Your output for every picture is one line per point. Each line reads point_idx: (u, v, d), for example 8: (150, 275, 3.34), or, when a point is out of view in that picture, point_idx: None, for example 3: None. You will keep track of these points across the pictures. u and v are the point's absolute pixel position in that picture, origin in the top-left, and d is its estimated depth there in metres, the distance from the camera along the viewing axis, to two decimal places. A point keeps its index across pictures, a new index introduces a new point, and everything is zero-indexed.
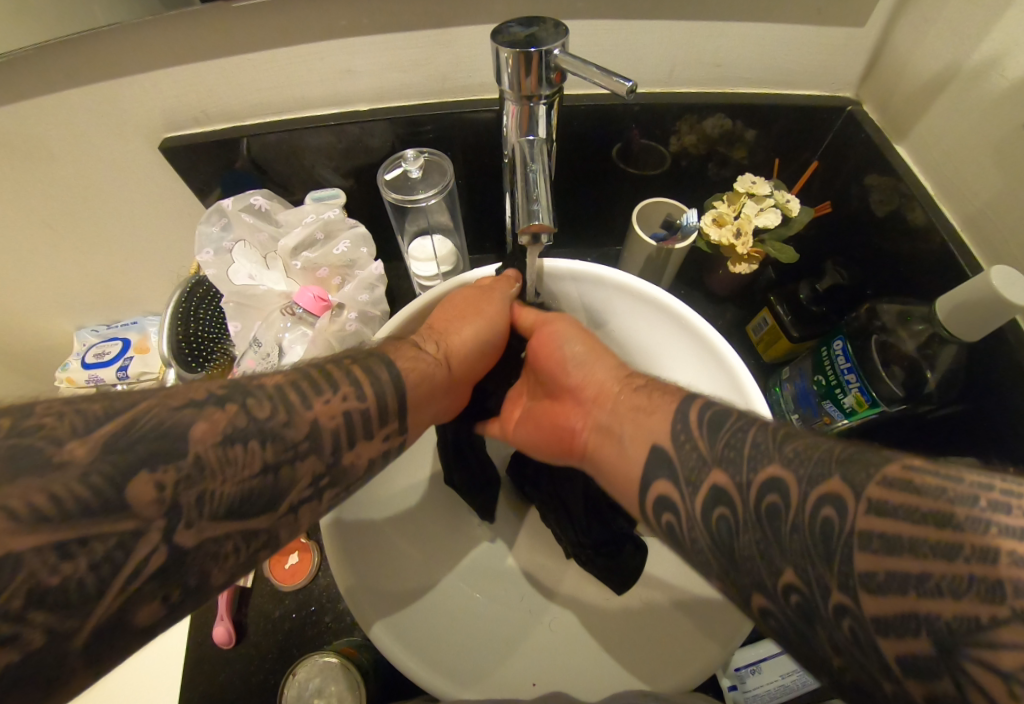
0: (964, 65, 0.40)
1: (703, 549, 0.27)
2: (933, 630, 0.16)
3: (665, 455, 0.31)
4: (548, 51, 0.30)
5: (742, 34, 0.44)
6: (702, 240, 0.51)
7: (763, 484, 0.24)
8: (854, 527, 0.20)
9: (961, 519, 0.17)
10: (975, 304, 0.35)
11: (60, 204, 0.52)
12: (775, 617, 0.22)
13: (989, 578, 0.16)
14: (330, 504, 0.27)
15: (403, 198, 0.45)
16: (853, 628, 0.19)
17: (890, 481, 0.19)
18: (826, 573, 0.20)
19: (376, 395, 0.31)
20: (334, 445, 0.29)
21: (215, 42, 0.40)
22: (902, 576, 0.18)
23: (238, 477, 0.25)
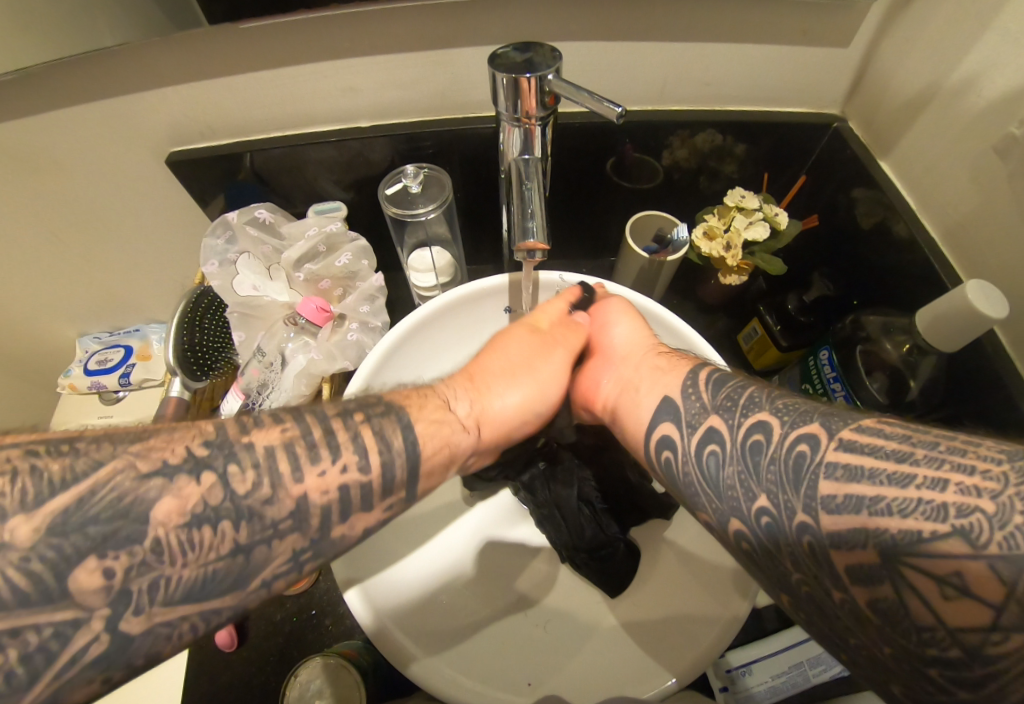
0: (942, 86, 0.42)
1: (693, 484, 0.28)
2: (882, 543, 0.19)
3: (674, 402, 0.32)
4: (542, 76, 0.31)
5: (730, 55, 0.46)
6: (694, 252, 0.52)
7: (751, 424, 0.27)
8: (823, 458, 0.22)
9: (920, 458, 0.20)
10: (953, 316, 0.36)
11: (66, 215, 0.53)
12: (748, 542, 0.25)
13: (936, 501, 0.18)
14: (324, 532, 0.27)
15: (403, 211, 0.47)
16: (811, 546, 0.22)
17: (864, 429, 0.22)
18: (794, 498, 0.23)
19: (384, 466, 0.28)
20: (324, 521, 0.26)
21: (222, 60, 0.41)
22: (857, 497, 0.20)
23: (201, 558, 0.23)
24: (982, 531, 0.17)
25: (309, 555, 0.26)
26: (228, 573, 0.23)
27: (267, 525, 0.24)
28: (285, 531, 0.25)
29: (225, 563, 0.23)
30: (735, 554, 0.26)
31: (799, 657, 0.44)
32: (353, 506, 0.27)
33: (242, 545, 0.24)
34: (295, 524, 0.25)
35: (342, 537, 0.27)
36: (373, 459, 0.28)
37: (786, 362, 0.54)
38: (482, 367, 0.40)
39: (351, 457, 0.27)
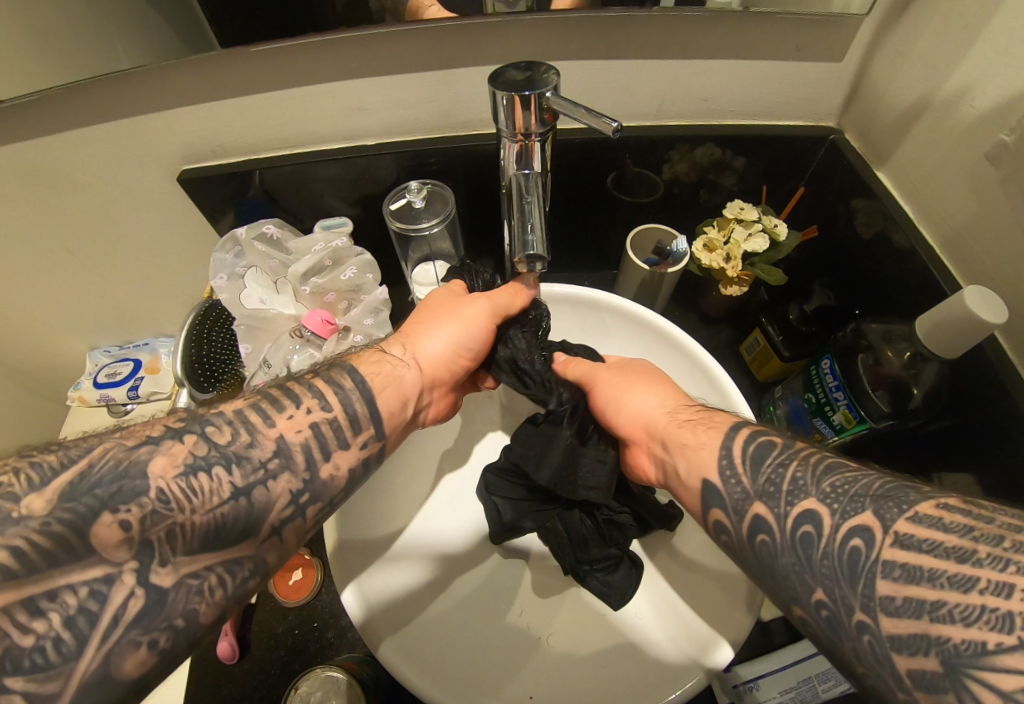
0: (936, 97, 0.43)
1: (754, 571, 0.28)
2: (944, 651, 0.19)
3: (715, 489, 0.31)
4: (541, 94, 0.32)
5: (727, 71, 0.47)
6: (694, 263, 0.53)
7: (799, 513, 0.26)
8: (879, 557, 0.22)
9: (981, 556, 0.20)
10: (952, 322, 0.36)
11: (80, 232, 0.54)
12: (814, 631, 0.24)
13: (1000, 609, 0.18)
14: (314, 472, 0.29)
15: (407, 226, 0.48)
16: (871, 643, 0.21)
17: (918, 517, 0.22)
18: (852, 595, 0.22)
19: (343, 404, 0.32)
20: (307, 459, 0.29)
21: (233, 82, 0.43)
22: (919, 601, 0.20)
23: (207, 506, 0.25)
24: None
25: (309, 497, 0.29)
26: (234, 523, 0.26)
27: (258, 463, 0.28)
28: (277, 468, 0.28)
29: (231, 506, 0.26)
30: (803, 638, 0.26)
31: (808, 672, 0.44)
32: (330, 441, 0.31)
33: (240, 487, 0.27)
34: (283, 462, 0.28)
35: (331, 477, 0.30)
36: (333, 398, 0.32)
37: (789, 372, 0.54)
38: (411, 325, 0.42)
39: (312, 401, 0.31)
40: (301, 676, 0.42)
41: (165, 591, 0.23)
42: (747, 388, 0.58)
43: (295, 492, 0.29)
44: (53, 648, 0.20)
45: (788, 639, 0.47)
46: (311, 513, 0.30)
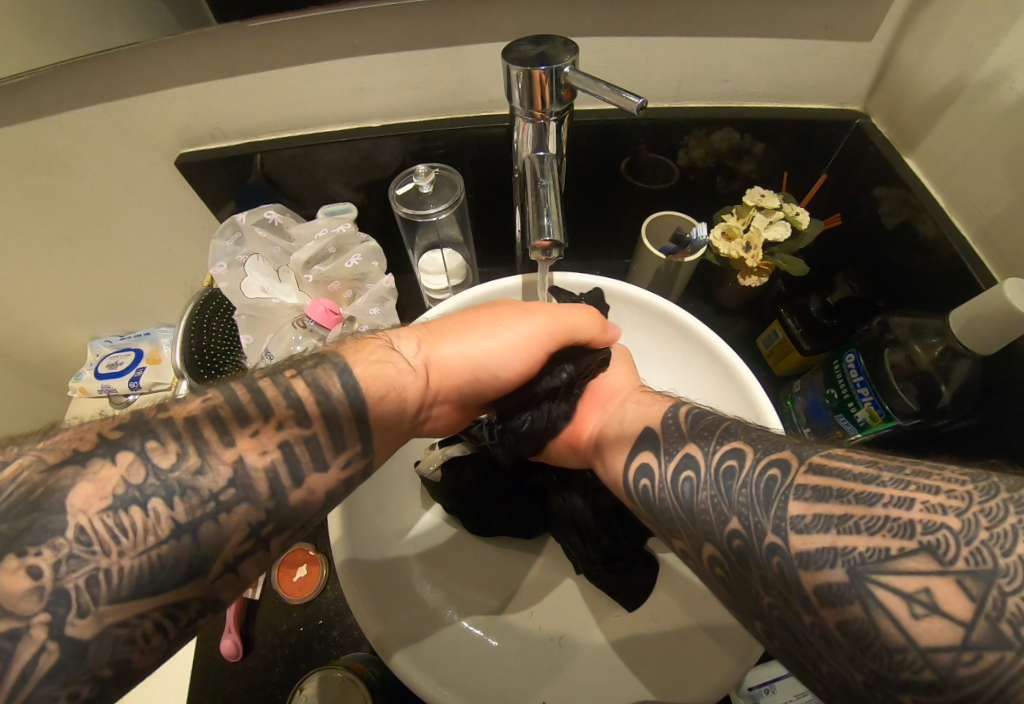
0: (972, 79, 0.40)
1: (670, 507, 0.27)
2: (849, 560, 0.18)
3: (654, 432, 0.32)
4: (558, 69, 0.30)
5: (750, 50, 0.45)
6: (711, 252, 0.51)
7: (726, 450, 0.25)
8: (793, 482, 0.21)
9: (887, 480, 0.19)
10: (990, 317, 0.34)
11: (77, 219, 0.53)
12: (724, 568, 0.23)
13: (902, 518, 0.18)
14: (278, 499, 0.25)
15: (413, 212, 0.46)
16: (780, 565, 0.20)
17: (832, 454, 0.21)
18: (764, 519, 0.21)
19: (321, 409, 0.27)
20: (271, 486, 0.25)
21: (230, 60, 0.41)
22: (826, 517, 0.19)
23: (140, 546, 0.21)
24: (949, 547, 0.16)
25: (271, 528, 0.25)
26: (178, 557, 0.22)
27: (206, 494, 0.23)
28: (230, 500, 0.23)
29: (171, 544, 0.22)
30: (712, 583, 0.24)
31: None
32: (301, 466, 0.26)
33: (183, 521, 0.22)
34: (238, 491, 0.24)
35: (302, 503, 0.26)
36: (311, 409, 0.27)
37: (808, 366, 0.52)
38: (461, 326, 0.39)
39: (286, 413, 0.26)
40: (307, 676, 0.42)
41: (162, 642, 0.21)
42: (763, 381, 0.56)
43: (253, 525, 0.24)
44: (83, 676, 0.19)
45: None
46: (273, 544, 0.25)
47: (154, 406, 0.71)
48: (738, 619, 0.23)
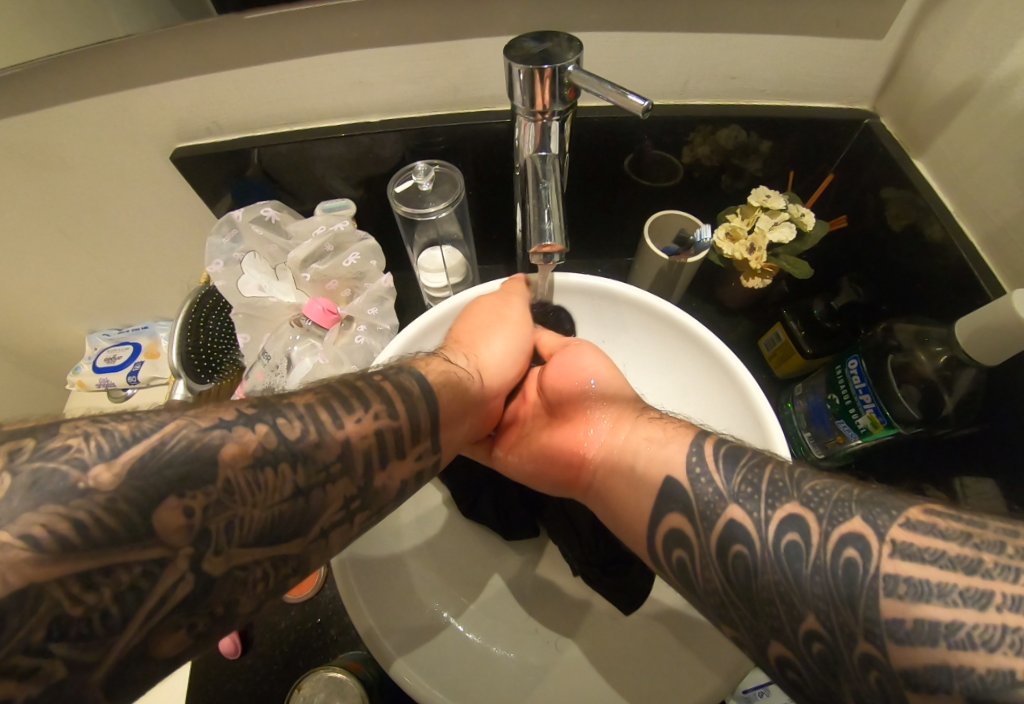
0: (985, 81, 0.39)
1: (720, 588, 0.25)
2: (968, 684, 0.16)
3: (681, 487, 0.29)
4: (561, 68, 0.30)
5: (758, 46, 0.44)
6: (715, 253, 0.50)
7: (781, 521, 0.23)
8: (878, 570, 0.19)
9: (991, 570, 0.17)
10: (997, 327, 0.34)
11: (73, 212, 0.52)
12: (797, 671, 0.21)
13: (1022, 629, 0.15)
14: (368, 479, 0.28)
15: (413, 210, 0.45)
16: (880, 680, 0.18)
17: (913, 523, 0.20)
18: (851, 620, 0.19)
19: (409, 412, 0.30)
20: (364, 468, 0.28)
21: (226, 53, 0.40)
22: (933, 622, 0.17)
23: (267, 501, 0.24)
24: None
25: (358, 503, 0.28)
26: (291, 516, 0.24)
27: None
28: None
29: (289, 503, 0.24)
30: (778, 680, 0.23)
31: None
32: (383, 458, 0.29)
33: None
34: None
35: (383, 486, 0.29)
36: (382, 429, 0.29)
37: (810, 369, 0.52)
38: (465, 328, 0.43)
39: None
40: (304, 675, 0.42)
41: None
42: (764, 384, 0.56)
43: (347, 498, 0.27)
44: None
45: None
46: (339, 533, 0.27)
47: (152, 400, 0.71)
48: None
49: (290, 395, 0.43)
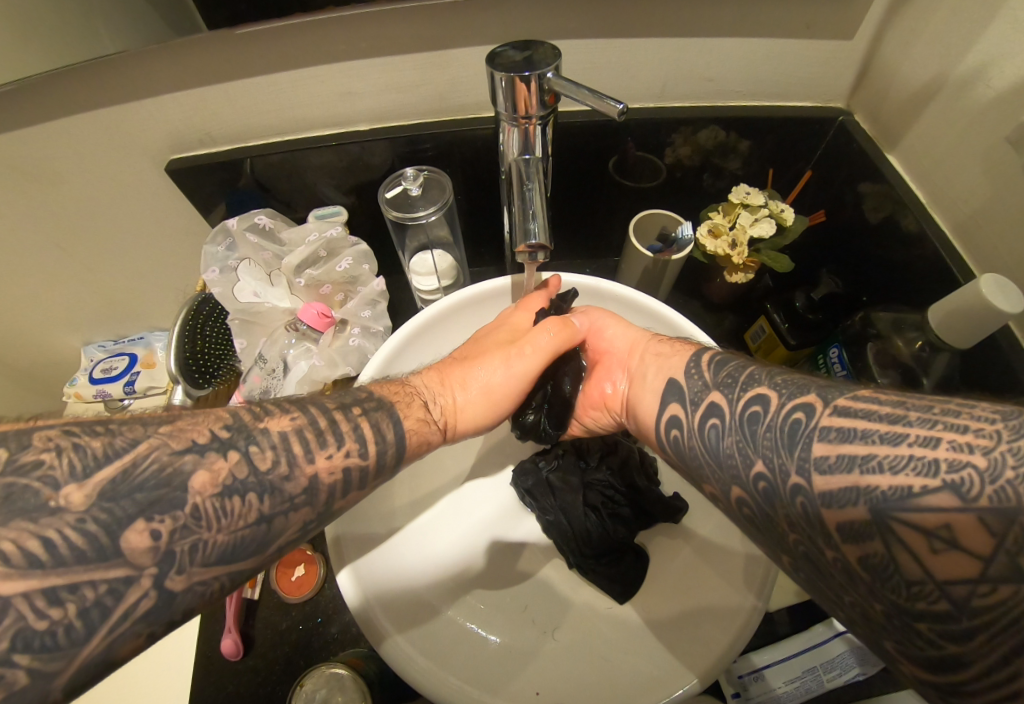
0: (949, 76, 0.41)
1: (698, 454, 0.31)
2: (873, 500, 0.21)
3: (679, 385, 0.34)
4: (541, 74, 0.31)
5: (733, 49, 0.45)
6: (698, 249, 0.51)
7: (750, 397, 0.29)
8: (817, 423, 0.24)
9: (913, 419, 0.21)
10: (965, 312, 0.35)
11: (68, 226, 0.53)
12: (750, 505, 0.27)
13: (928, 458, 0.20)
14: (329, 503, 0.29)
15: (403, 215, 0.46)
16: (804, 504, 0.23)
17: (858, 395, 0.24)
18: (789, 460, 0.25)
19: (377, 455, 0.31)
20: (329, 496, 0.29)
21: (219, 66, 0.41)
22: (851, 457, 0.22)
23: (232, 526, 0.25)
24: (972, 485, 0.19)
25: (316, 525, 0.29)
26: (251, 538, 0.25)
27: (287, 497, 0.27)
28: (300, 503, 0.27)
29: (252, 529, 0.25)
30: (737, 519, 0.28)
31: (814, 661, 0.43)
32: (353, 482, 0.30)
33: (267, 512, 0.26)
34: (308, 498, 0.28)
35: (341, 509, 0.30)
36: (370, 446, 0.31)
37: (794, 361, 0.53)
38: (461, 362, 0.41)
39: (353, 445, 0.30)
40: (305, 672, 0.42)
41: (175, 594, 0.23)
42: None
43: (307, 524, 0.28)
44: (64, 632, 0.19)
45: (794, 629, 0.47)
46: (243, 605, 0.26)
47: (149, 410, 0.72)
48: (763, 550, 0.27)
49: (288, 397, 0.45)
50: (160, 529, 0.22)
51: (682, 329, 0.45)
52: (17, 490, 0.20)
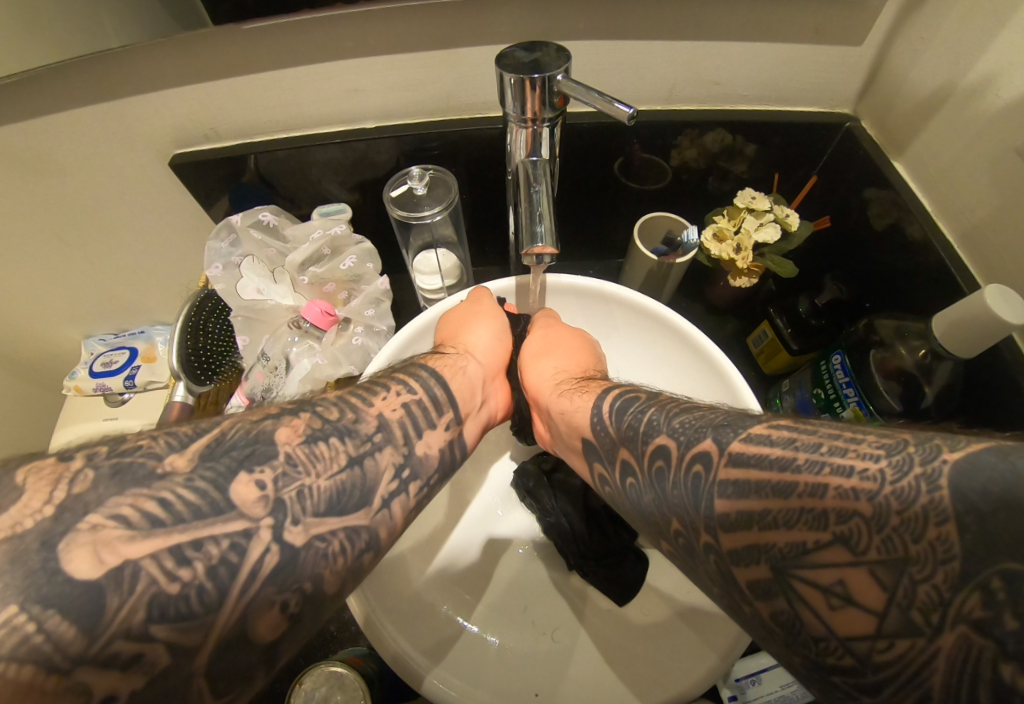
0: (959, 84, 0.41)
1: (629, 511, 0.31)
2: (773, 557, 0.21)
3: (593, 440, 0.35)
4: (551, 76, 0.31)
5: (742, 52, 0.45)
6: (703, 253, 0.51)
7: (655, 449, 0.29)
8: (716, 477, 0.24)
9: (802, 464, 0.22)
10: (970, 321, 0.35)
11: (71, 218, 0.53)
12: (676, 562, 0.27)
13: (818, 510, 0.20)
14: (410, 446, 0.31)
15: (408, 214, 0.46)
16: (716, 560, 0.23)
17: (755, 435, 0.24)
18: (696, 520, 0.25)
19: (421, 388, 0.34)
20: (404, 434, 0.31)
21: (227, 61, 0.41)
22: (751, 512, 0.22)
23: (329, 472, 0.26)
24: (860, 536, 0.19)
25: (408, 472, 0.30)
26: (352, 486, 0.27)
27: (365, 437, 0.29)
28: (381, 442, 0.29)
29: (348, 474, 0.27)
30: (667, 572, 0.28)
31: None
32: (421, 420, 0.32)
33: (354, 455, 0.28)
34: (385, 436, 0.30)
35: (426, 454, 0.31)
36: (415, 383, 0.34)
37: (797, 366, 0.53)
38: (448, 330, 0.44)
39: (396, 386, 0.33)
40: (304, 670, 0.42)
41: (299, 551, 0.24)
42: (753, 381, 0.57)
43: (398, 466, 0.29)
44: (196, 596, 0.21)
45: None
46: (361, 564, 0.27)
47: (150, 404, 0.71)
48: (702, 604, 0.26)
49: (289, 394, 0.44)
50: (264, 480, 0.24)
51: (684, 329, 0.45)
52: (124, 465, 0.22)
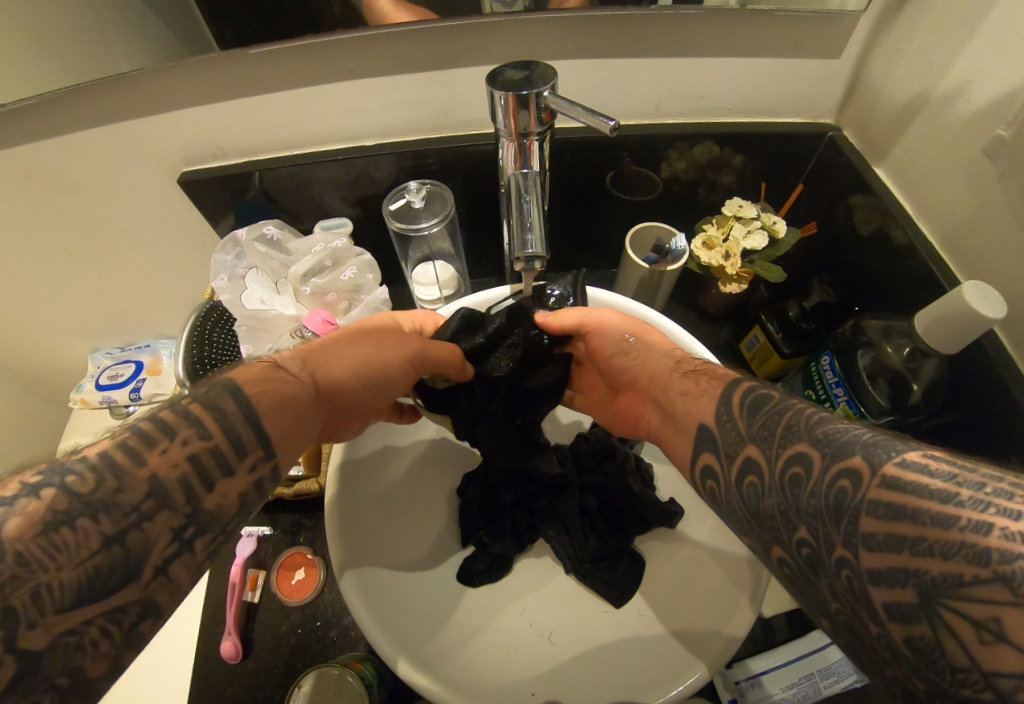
0: (933, 94, 0.43)
1: (736, 511, 0.28)
2: (921, 582, 0.18)
3: (709, 433, 0.31)
4: (539, 93, 0.32)
5: (725, 68, 0.47)
6: (693, 260, 0.53)
7: (791, 455, 0.25)
8: (865, 497, 0.21)
9: (965, 499, 0.18)
10: (951, 318, 0.36)
11: (80, 235, 0.55)
12: (792, 569, 0.24)
13: (979, 545, 0.17)
14: (196, 504, 0.26)
15: (406, 226, 0.48)
16: (850, 577, 0.21)
17: (934, 455, 0.20)
18: (834, 531, 0.21)
19: (224, 429, 0.28)
20: (188, 493, 0.26)
21: (233, 84, 0.43)
22: (899, 536, 0.19)
23: (76, 559, 0.22)
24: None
25: (194, 530, 0.26)
26: (112, 568, 0.22)
27: (129, 509, 0.23)
28: (151, 510, 0.24)
29: (103, 557, 0.22)
30: (777, 577, 0.26)
31: (812, 668, 0.44)
32: (213, 472, 0.27)
33: (112, 534, 0.23)
34: (159, 502, 0.25)
35: (218, 507, 0.27)
36: (212, 427, 0.27)
37: (789, 369, 0.54)
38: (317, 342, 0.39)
39: (189, 431, 0.27)
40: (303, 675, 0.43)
41: (40, 654, 0.20)
42: None
43: (178, 529, 0.25)
44: None
45: (792, 635, 0.47)
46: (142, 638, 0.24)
47: None
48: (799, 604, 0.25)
49: None
50: None
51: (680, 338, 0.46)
52: None
